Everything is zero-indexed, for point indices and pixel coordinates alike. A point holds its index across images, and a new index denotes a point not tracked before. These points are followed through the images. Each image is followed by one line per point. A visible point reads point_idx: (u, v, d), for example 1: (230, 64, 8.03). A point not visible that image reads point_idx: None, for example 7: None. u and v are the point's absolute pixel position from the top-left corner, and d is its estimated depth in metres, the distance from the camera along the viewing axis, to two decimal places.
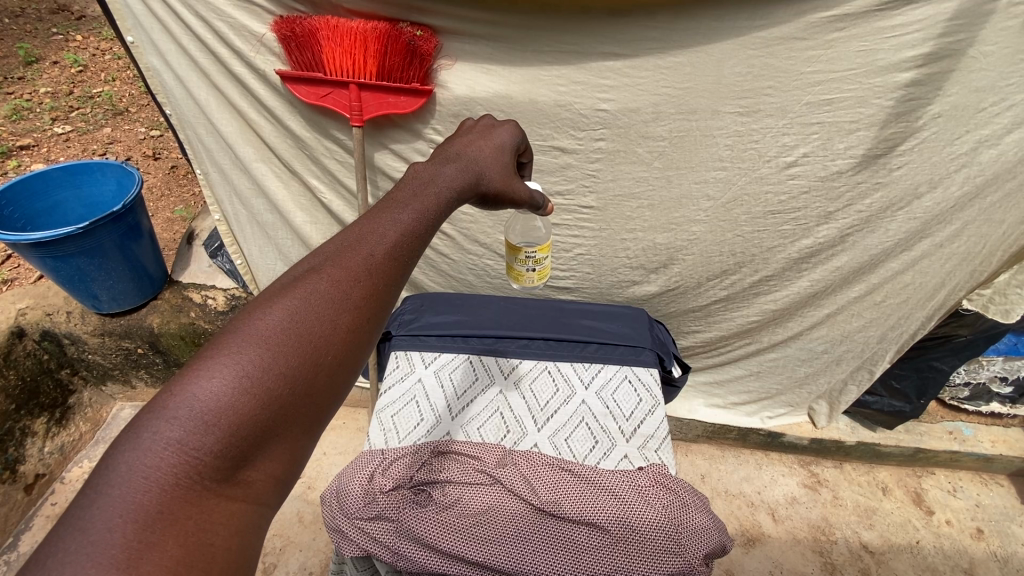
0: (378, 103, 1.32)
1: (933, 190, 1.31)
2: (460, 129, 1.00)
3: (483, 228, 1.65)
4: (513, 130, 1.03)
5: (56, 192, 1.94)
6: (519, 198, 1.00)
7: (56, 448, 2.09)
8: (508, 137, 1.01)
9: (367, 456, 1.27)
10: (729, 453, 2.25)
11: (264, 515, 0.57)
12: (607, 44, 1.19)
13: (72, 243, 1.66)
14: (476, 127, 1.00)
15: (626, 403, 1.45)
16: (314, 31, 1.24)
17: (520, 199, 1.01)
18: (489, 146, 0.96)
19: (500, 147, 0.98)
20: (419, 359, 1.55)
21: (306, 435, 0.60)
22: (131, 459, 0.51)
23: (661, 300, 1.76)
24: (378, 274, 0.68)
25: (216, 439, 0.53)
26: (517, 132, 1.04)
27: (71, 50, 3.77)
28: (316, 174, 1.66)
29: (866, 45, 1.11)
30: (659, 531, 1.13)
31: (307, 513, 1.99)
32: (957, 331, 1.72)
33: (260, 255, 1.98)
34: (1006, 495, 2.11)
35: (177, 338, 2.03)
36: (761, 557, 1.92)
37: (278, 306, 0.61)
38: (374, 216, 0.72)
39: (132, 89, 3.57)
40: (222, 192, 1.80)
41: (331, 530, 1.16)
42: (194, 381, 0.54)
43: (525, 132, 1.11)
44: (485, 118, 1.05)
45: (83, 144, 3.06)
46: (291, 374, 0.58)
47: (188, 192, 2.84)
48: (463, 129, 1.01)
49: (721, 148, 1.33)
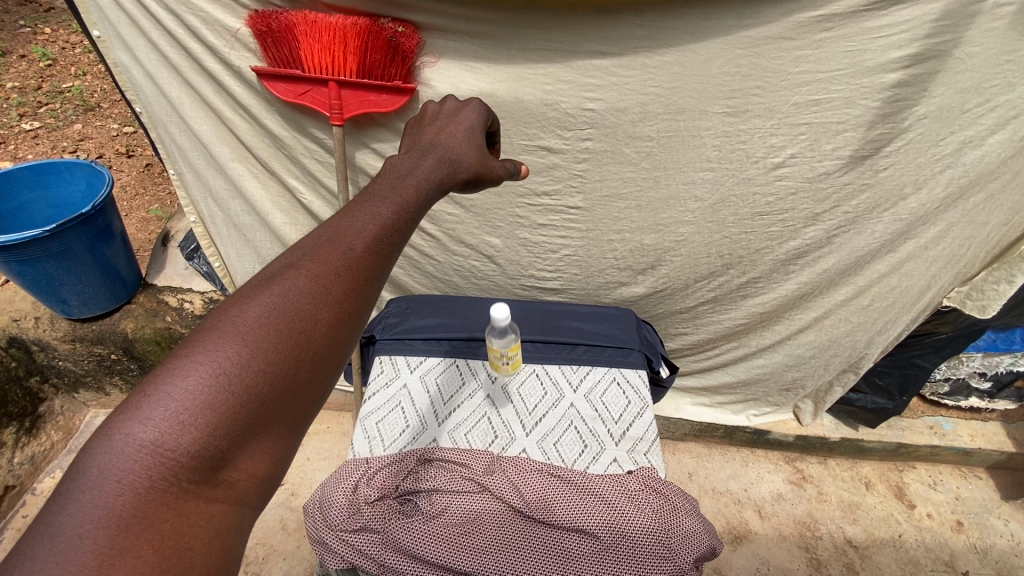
0: (359, 102, 1.27)
1: (918, 191, 1.31)
2: (424, 116, 0.96)
3: (468, 229, 1.62)
4: (479, 111, 1.00)
5: (22, 192, 1.86)
6: (497, 177, 0.97)
7: (26, 458, 2.01)
8: (475, 117, 0.98)
9: (352, 464, 1.24)
10: (716, 451, 2.25)
11: (247, 517, 0.54)
12: (594, 42, 1.17)
13: (37, 246, 1.59)
14: (441, 113, 0.97)
15: (615, 405, 1.43)
16: (292, 27, 1.19)
17: (498, 177, 0.98)
18: (460, 131, 0.93)
19: (470, 130, 0.95)
20: (404, 364, 1.51)
21: (288, 432, 0.56)
22: (105, 462, 0.48)
23: (649, 300, 1.75)
24: (358, 268, 0.64)
25: (193, 438, 0.50)
26: (484, 112, 1.00)
27: (39, 43, 3.61)
28: (295, 175, 1.61)
29: (854, 46, 1.11)
30: (649, 536, 1.12)
31: (291, 520, 1.95)
32: (939, 328, 1.74)
33: (238, 258, 1.91)
34: (985, 487, 2.16)
35: (152, 343, 1.97)
36: (748, 554, 1.93)
37: (255, 302, 0.58)
38: (352, 210, 0.69)
39: (104, 84, 3.44)
40: (197, 192, 1.73)
41: (315, 541, 1.13)
42: (169, 380, 0.51)
43: (491, 108, 1.07)
44: (447, 101, 1.00)
45: (52, 141, 2.95)
46: (271, 371, 0.55)
47: (164, 191, 2.76)
48: (426, 115, 0.97)
49: (709, 149, 1.32)
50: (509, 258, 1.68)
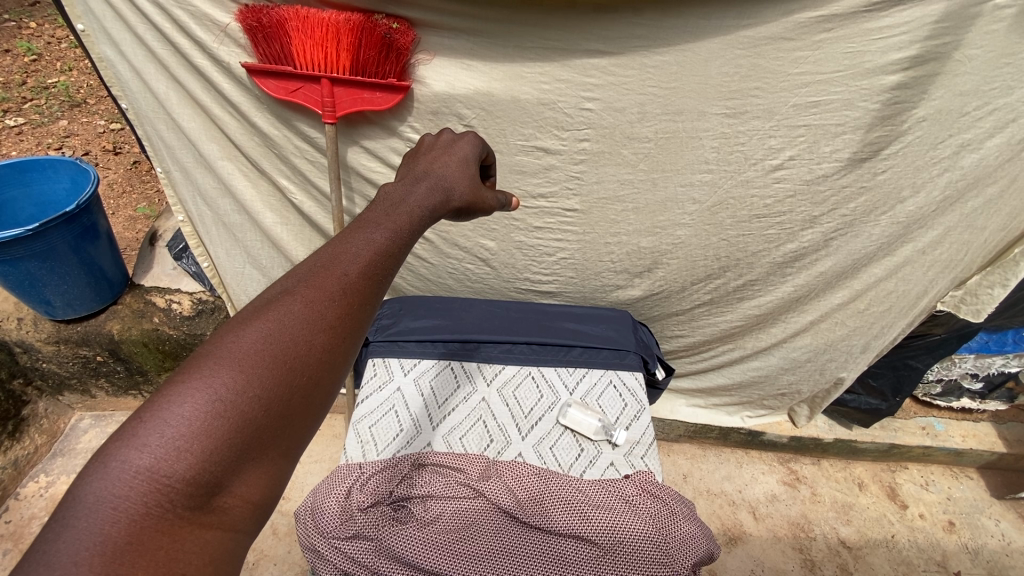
0: (353, 99, 1.25)
1: (915, 195, 1.31)
2: (419, 149, 0.96)
3: (462, 231, 1.60)
4: (475, 143, 1.00)
5: (5, 190, 1.81)
6: (489, 208, 0.98)
7: (9, 462, 1.96)
8: (470, 150, 0.97)
9: (345, 470, 1.21)
10: (710, 452, 2.25)
11: (242, 543, 0.53)
12: (591, 41, 1.15)
13: (20, 245, 1.54)
14: (436, 144, 0.97)
15: (611, 408, 1.43)
16: (283, 22, 1.16)
17: (489, 208, 0.98)
18: (454, 161, 0.93)
19: (465, 161, 0.94)
20: (398, 367, 1.49)
21: (283, 457, 0.55)
22: (99, 490, 0.47)
23: (645, 303, 1.74)
24: (352, 293, 0.64)
25: (188, 465, 0.49)
26: (479, 144, 1.00)
27: (24, 38, 3.52)
28: (285, 174, 1.58)
29: (854, 47, 1.10)
30: (647, 543, 1.10)
31: (282, 524, 1.92)
32: (932, 331, 1.75)
33: (228, 258, 1.88)
34: (975, 487, 2.17)
35: (139, 345, 1.94)
36: (743, 555, 1.93)
37: (252, 327, 0.57)
38: (347, 236, 0.69)
39: (90, 79, 3.37)
40: (185, 191, 1.69)
41: (307, 549, 1.10)
42: (165, 407, 0.50)
43: (488, 142, 1.08)
44: (444, 134, 1.00)
45: (37, 138, 2.89)
46: (266, 397, 0.54)
47: (152, 189, 2.71)
48: (421, 147, 0.97)
49: (708, 150, 1.31)
50: (504, 261, 1.66)
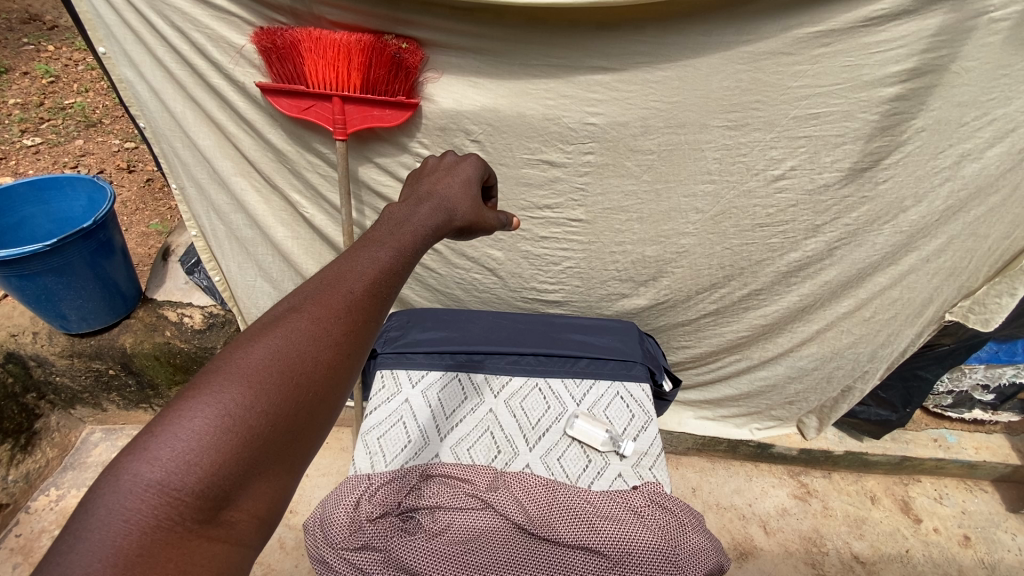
0: (362, 117, 1.28)
1: (918, 204, 1.32)
2: (423, 169, 0.99)
3: (470, 243, 1.62)
4: (477, 164, 1.02)
5: (23, 207, 1.86)
6: (490, 228, 1.00)
7: (21, 476, 1.97)
8: (473, 170, 1.00)
9: (353, 482, 1.21)
10: (719, 465, 2.23)
11: (247, 558, 0.54)
12: (594, 57, 1.18)
13: (38, 260, 1.58)
14: (440, 164, 1.00)
15: (618, 418, 1.43)
16: (297, 43, 1.19)
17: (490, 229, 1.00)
18: (456, 181, 0.95)
19: (467, 181, 0.97)
20: (406, 378, 1.50)
21: (288, 472, 0.57)
22: (112, 502, 0.48)
23: (651, 313, 1.74)
24: (358, 311, 0.65)
25: (198, 479, 0.51)
26: (481, 165, 1.03)
27: (42, 61, 3.63)
28: (297, 189, 1.62)
29: (851, 61, 1.12)
30: (657, 554, 1.10)
31: (289, 538, 1.92)
32: (940, 340, 1.74)
33: (239, 271, 1.91)
34: (990, 500, 2.14)
35: (151, 358, 1.97)
36: (754, 570, 1.90)
37: (260, 343, 0.59)
38: (351, 255, 0.71)
39: (105, 101, 3.47)
40: (199, 207, 1.73)
41: (315, 561, 1.10)
42: (175, 421, 0.52)
43: (490, 165, 1.11)
44: (447, 155, 1.03)
45: (53, 157, 2.96)
46: (273, 412, 0.56)
47: (165, 206, 2.77)
48: (424, 168, 1.00)
49: (710, 161, 1.33)
50: (510, 271, 1.68)
